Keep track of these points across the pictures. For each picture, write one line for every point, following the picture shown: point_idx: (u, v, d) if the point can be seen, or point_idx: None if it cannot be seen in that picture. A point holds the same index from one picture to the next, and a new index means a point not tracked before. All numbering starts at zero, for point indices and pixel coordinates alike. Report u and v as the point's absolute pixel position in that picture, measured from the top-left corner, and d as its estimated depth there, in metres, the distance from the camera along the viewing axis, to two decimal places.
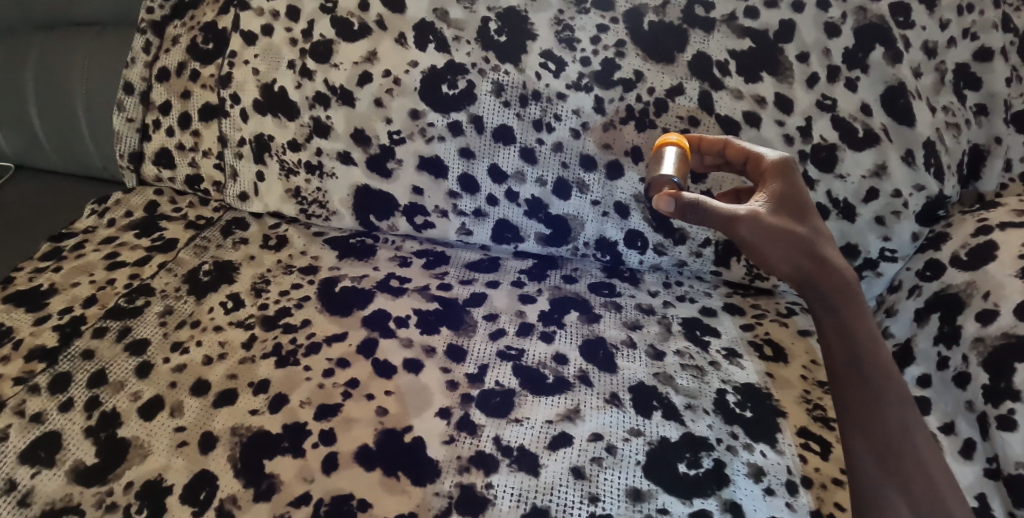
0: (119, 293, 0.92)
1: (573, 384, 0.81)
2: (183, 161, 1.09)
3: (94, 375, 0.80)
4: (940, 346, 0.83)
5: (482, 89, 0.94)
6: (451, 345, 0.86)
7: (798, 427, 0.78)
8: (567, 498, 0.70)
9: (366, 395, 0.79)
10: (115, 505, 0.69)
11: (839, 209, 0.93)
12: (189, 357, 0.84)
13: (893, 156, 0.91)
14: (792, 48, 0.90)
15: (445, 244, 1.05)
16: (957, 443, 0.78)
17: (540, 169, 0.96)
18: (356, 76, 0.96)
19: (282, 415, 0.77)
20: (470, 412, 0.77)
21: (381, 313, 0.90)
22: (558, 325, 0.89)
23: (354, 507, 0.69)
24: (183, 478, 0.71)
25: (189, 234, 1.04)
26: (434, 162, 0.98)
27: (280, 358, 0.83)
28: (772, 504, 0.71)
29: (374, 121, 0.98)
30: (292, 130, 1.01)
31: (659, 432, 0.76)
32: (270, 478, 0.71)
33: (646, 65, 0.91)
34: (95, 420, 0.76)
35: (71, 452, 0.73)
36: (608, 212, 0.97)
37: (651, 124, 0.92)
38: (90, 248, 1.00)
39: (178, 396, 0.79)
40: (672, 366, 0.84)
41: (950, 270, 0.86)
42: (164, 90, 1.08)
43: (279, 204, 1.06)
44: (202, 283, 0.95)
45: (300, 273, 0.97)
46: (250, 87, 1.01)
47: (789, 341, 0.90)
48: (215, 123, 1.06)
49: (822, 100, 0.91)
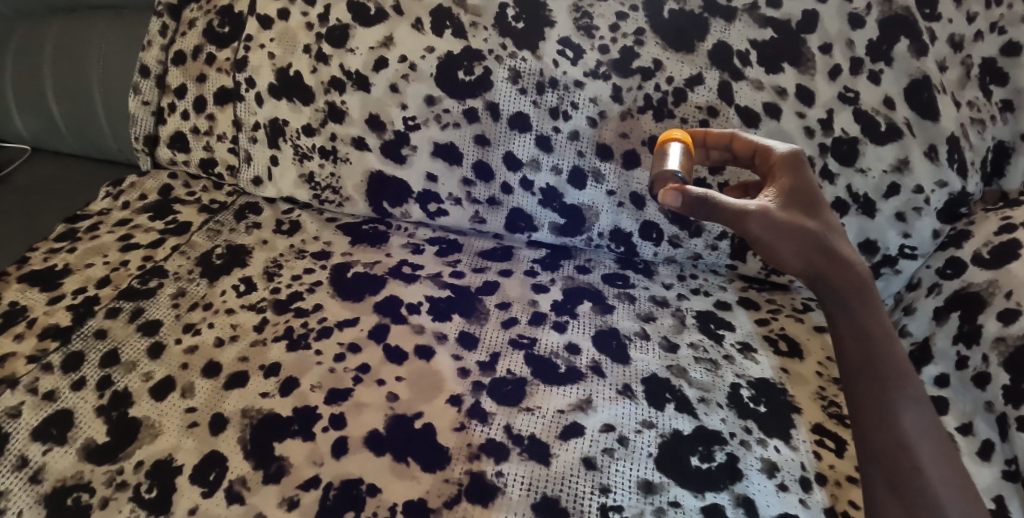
0: (133, 275, 0.92)
1: (586, 374, 0.80)
2: (197, 144, 1.09)
3: (107, 355, 0.81)
4: (959, 345, 0.82)
5: (498, 76, 0.93)
6: (463, 332, 0.85)
7: (813, 424, 0.77)
8: (579, 488, 0.69)
9: (377, 380, 0.79)
10: (126, 484, 0.69)
11: (859, 204, 0.92)
12: (202, 339, 0.84)
13: (916, 151, 0.89)
14: (815, 39, 0.89)
15: (459, 233, 1.05)
16: (975, 444, 0.76)
17: (556, 157, 0.95)
18: (372, 61, 0.95)
19: (293, 398, 0.76)
20: (482, 400, 0.77)
21: (394, 299, 0.89)
22: (571, 315, 0.89)
23: (364, 492, 0.68)
24: (193, 459, 0.71)
25: (203, 218, 1.04)
26: (449, 149, 0.97)
27: (292, 342, 0.83)
28: (786, 500, 0.70)
29: (390, 106, 0.97)
30: (307, 115, 1.01)
31: (672, 424, 0.75)
32: (279, 460, 0.71)
33: (665, 54, 0.90)
34: (107, 399, 0.76)
35: (83, 430, 0.73)
36: (624, 202, 0.96)
37: (669, 114, 0.91)
38: (104, 230, 1.00)
39: (190, 377, 0.79)
40: (686, 359, 0.83)
41: (972, 269, 0.85)
42: (181, 73, 1.08)
43: (293, 189, 1.06)
44: (215, 266, 0.95)
45: (312, 258, 0.97)
46: (266, 71, 1.01)
47: (804, 336, 0.89)
48: (229, 107, 1.06)
49: (844, 92, 0.89)
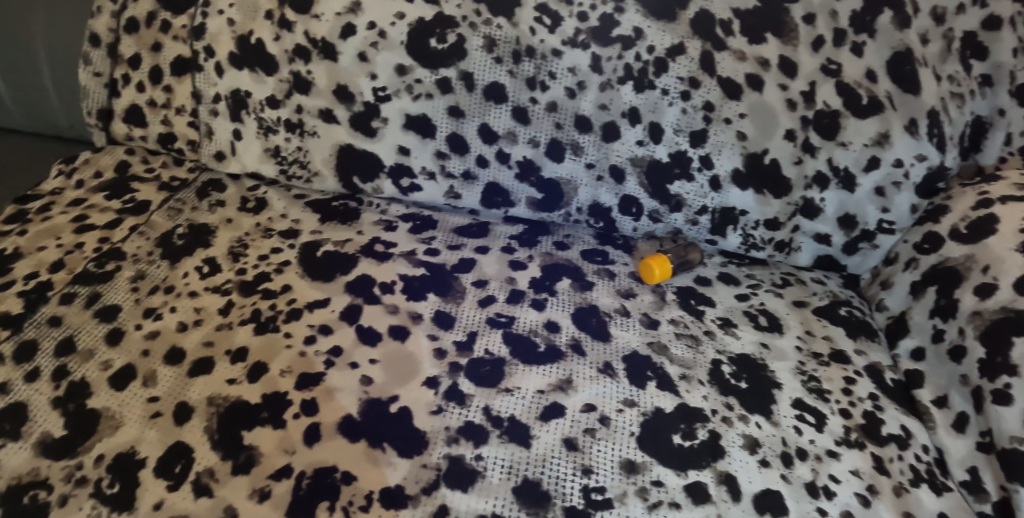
0: (88, 258, 0.87)
1: (565, 353, 0.79)
2: (155, 118, 1.03)
3: (62, 343, 0.76)
4: (935, 319, 0.82)
5: (472, 44, 0.88)
6: (439, 312, 0.83)
7: (793, 399, 0.77)
8: (560, 470, 0.67)
9: (350, 363, 0.76)
10: (86, 479, 0.65)
11: (839, 178, 0.91)
12: (163, 324, 0.80)
13: (896, 125, 0.88)
14: (800, 9, 0.86)
15: (433, 209, 1.01)
16: (950, 417, 0.77)
17: (533, 130, 0.92)
18: (339, 28, 0.90)
19: (262, 384, 0.73)
20: (459, 381, 0.75)
21: (367, 279, 0.86)
22: (550, 292, 0.87)
23: (338, 480, 0.66)
24: (157, 451, 0.68)
25: (163, 196, 0.98)
26: (421, 121, 0.94)
27: (259, 325, 0.80)
28: (768, 476, 0.69)
29: (358, 76, 0.92)
30: (271, 86, 0.95)
31: (654, 402, 0.74)
32: (248, 450, 0.68)
33: (646, 22, 0.86)
34: (63, 390, 0.72)
35: (38, 423, 0.69)
36: (603, 175, 0.94)
37: (650, 85, 0.88)
38: (57, 211, 0.94)
39: (152, 365, 0.75)
40: (667, 335, 0.82)
41: (949, 243, 0.84)
42: (133, 42, 1.00)
43: (257, 164, 1.01)
44: (176, 247, 0.90)
45: (280, 237, 0.93)
46: (225, 39, 0.94)
47: (784, 311, 0.89)
48: (188, 78, 1.00)
49: (827, 64, 0.87)
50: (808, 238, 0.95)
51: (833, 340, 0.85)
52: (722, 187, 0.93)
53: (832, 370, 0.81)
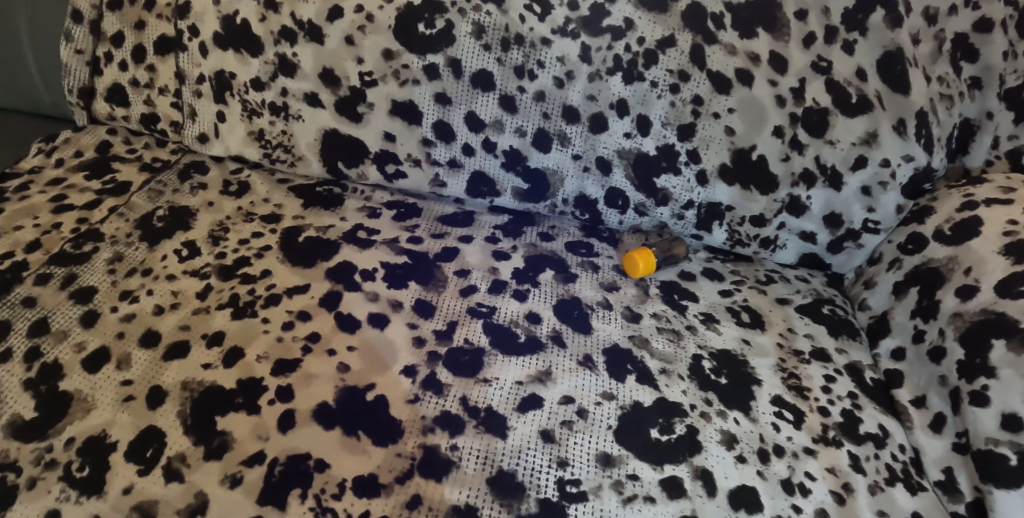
0: (66, 238, 0.85)
1: (546, 344, 0.78)
2: (137, 98, 1.02)
3: (35, 324, 0.75)
4: (917, 319, 0.82)
5: (461, 30, 0.87)
6: (420, 300, 0.82)
7: (772, 396, 0.77)
8: (536, 462, 0.67)
9: (328, 350, 0.75)
10: (56, 462, 0.64)
11: (826, 176, 0.90)
12: (139, 306, 0.79)
13: (884, 124, 0.87)
14: (791, 4, 0.86)
15: (418, 197, 1.01)
16: (928, 417, 0.77)
17: (520, 119, 0.91)
18: (326, 10, 0.89)
19: (237, 370, 0.72)
20: (437, 371, 0.74)
21: (348, 265, 0.85)
22: (533, 283, 0.86)
23: (312, 467, 0.65)
24: (129, 435, 0.67)
25: (144, 178, 0.97)
26: (408, 107, 0.93)
27: (237, 309, 0.79)
28: (744, 472, 0.69)
29: (345, 60, 0.91)
30: (256, 67, 0.94)
31: (633, 396, 0.74)
32: (221, 435, 0.67)
33: (637, 13, 0.86)
34: (35, 372, 0.71)
35: (8, 405, 0.68)
36: (590, 167, 0.94)
37: (639, 76, 0.88)
38: (35, 189, 0.92)
39: (126, 348, 0.74)
40: (648, 329, 0.82)
41: (932, 244, 0.84)
42: (117, 19, 0.98)
43: (241, 146, 1.00)
44: (156, 229, 0.88)
45: (261, 221, 0.92)
46: (209, 18, 0.92)
47: (766, 308, 0.89)
48: (171, 58, 0.99)
49: (818, 61, 0.87)
50: (793, 236, 0.95)
51: (815, 338, 0.85)
52: (708, 182, 0.92)
53: (812, 368, 0.81)
